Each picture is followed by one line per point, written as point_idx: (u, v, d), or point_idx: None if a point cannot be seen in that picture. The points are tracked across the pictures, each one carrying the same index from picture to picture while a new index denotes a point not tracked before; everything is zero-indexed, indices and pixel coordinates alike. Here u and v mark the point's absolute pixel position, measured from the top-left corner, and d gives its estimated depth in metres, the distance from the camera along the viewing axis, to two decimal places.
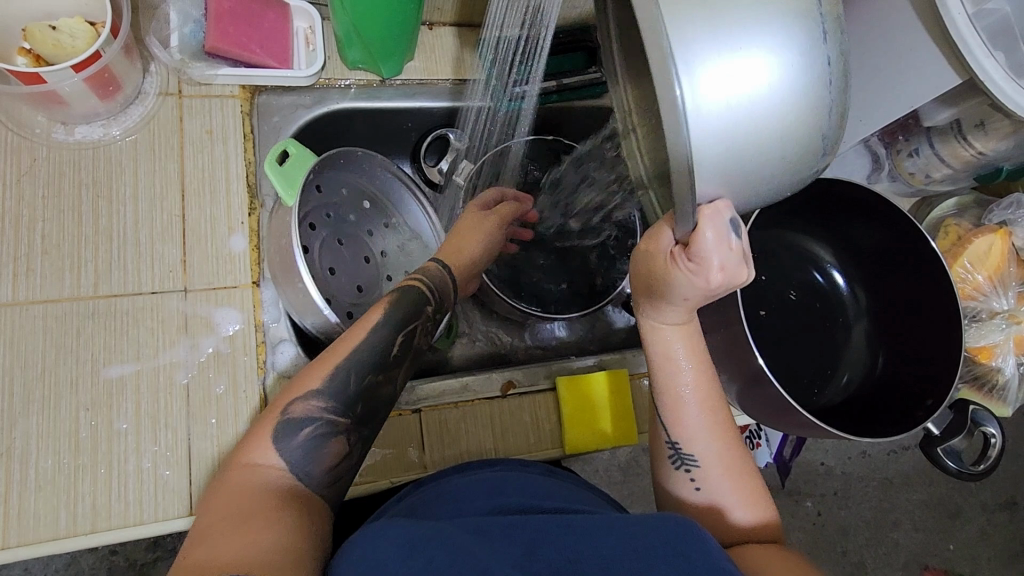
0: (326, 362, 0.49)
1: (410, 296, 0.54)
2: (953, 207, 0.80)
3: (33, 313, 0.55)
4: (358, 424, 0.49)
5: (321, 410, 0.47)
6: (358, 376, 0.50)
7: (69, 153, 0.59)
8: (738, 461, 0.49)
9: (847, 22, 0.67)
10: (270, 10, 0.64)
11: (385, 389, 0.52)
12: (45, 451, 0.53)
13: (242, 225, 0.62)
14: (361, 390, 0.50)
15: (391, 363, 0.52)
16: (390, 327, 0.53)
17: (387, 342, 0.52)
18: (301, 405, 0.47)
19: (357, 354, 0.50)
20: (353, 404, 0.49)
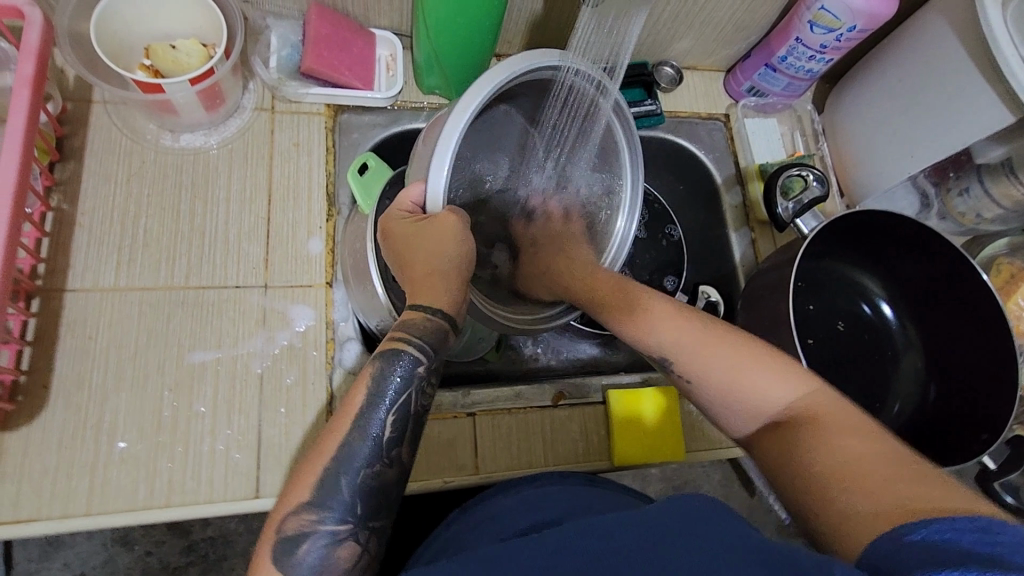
0: (313, 467, 0.43)
1: (398, 367, 0.45)
2: (1004, 247, 0.80)
3: (131, 298, 0.60)
4: (365, 522, 0.43)
5: (315, 522, 0.42)
6: (350, 472, 0.43)
7: (172, 158, 0.65)
8: (744, 354, 0.49)
9: (901, 65, 0.70)
10: (359, 38, 0.70)
11: (389, 476, 0.44)
12: (131, 426, 0.57)
13: (320, 230, 0.67)
14: (358, 487, 0.43)
15: (392, 449, 0.45)
16: (382, 405, 0.45)
17: (382, 420, 0.44)
18: (294, 520, 0.41)
19: (343, 452, 0.43)
20: (354, 506, 0.43)
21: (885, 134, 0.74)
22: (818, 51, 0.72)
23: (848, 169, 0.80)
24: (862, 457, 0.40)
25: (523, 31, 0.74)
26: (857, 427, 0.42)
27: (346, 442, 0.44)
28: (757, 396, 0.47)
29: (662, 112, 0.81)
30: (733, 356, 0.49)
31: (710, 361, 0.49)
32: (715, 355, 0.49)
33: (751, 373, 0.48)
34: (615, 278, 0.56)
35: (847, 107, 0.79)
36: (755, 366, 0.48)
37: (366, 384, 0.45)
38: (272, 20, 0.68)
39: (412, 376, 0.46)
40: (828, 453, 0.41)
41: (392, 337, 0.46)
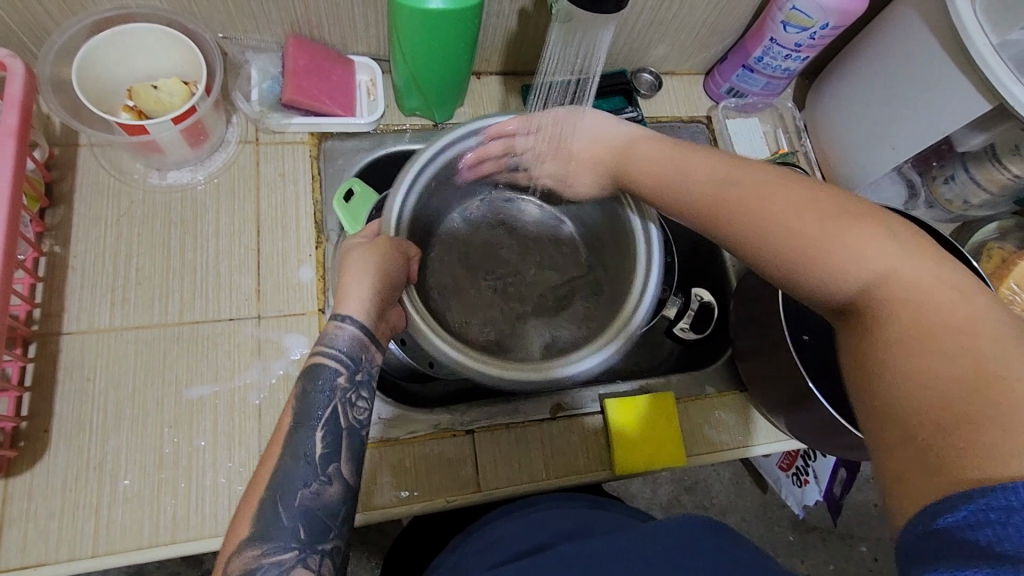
0: (250, 498, 0.45)
1: (319, 379, 0.49)
2: (994, 231, 0.80)
3: (127, 337, 0.61)
4: (312, 545, 0.45)
5: (258, 557, 0.43)
6: (288, 497, 0.45)
7: (161, 196, 0.66)
8: (853, 230, 0.45)
9: (877, 58, 0.71)
10: (338, 66, 0.71)
11: (333, 493, 0.46)
12: (133, 465, 0.57)
13: (310, 258, 0.67)
14: (300, 511, 0.45)
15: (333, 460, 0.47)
16: (311, 424, 0.48)
17: (309, 439, 0.47)
18: (239, 560, 0.42)
19: (280, 477, 0.45)
20: (297, 530, 0.44)
21: (867, 127, 0.74)
22: (793, 49, 0.73)
23: (832, 164, 0.80)
24: (963, 381, 0.37)
25: (500, 48, 0.75)
26: (991, 338, 0.38)
27: (280, 467, 0.46)
28: (840, 269, 0.45)
29: (643, 118, 0.81)
30: (909, 258, 0.43)
31: (865, 258, 0.44)
32: (821, 239, 0.45)
33: (852, 235, 0.44)
34: (807, 199, 0.48)
35: (827, 103, 0.79)
36: (941, 283, 0.42)
37: (293, 407, 0.48)
38: (251, 54, 0.69)
39: (335, 389, 0.50)
40: (913, 365, 0.39)
41: (312, 352, 0.51)
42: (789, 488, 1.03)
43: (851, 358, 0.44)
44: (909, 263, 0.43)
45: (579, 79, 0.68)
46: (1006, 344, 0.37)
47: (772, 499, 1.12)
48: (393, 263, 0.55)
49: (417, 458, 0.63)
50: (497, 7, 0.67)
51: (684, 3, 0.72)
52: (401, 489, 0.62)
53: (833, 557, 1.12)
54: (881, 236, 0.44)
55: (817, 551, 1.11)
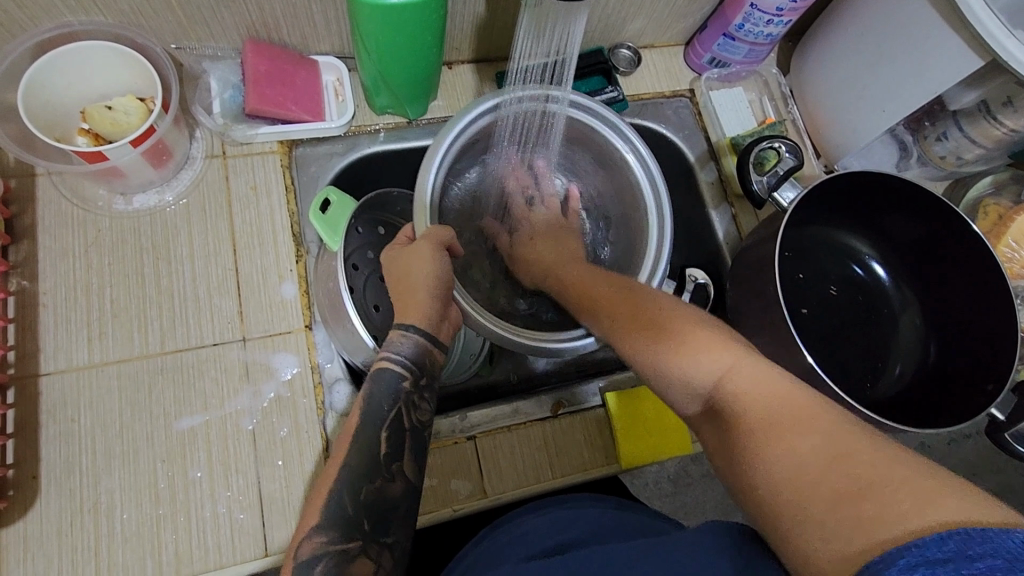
0: (320, 490, 0.46)
1: (385, 383, 0.49)
2: (989, 186, 0.79)
3: (108, 373, 0.59)
4: (374, 537, 0.45)
5: (326, 544, 0.43)
6: (353, 488, 0.45)
7: (128, 221, 0.63)
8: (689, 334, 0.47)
9: (863, 17, 0.68)
10: (302, 69, 0.67)
11: (395, 490, 0.47)
12: (128, 503, 0.56)
13: (291, 273, 0.65)
14: (363, 502, 0.45)
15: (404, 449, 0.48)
16: (377, 421, 0.48)
17: (376, 435, 0.48)
18: (307, 545, 0.43)
19: (344, 474, 0.46)
20: (360, 521, 0.45)
21: (855, 90, 0.71)
22: (775, 14, 0.70)
23: (821, 129, 0.78)
24: (811, 466, 0.36)
25: (469, 37, 0.71)
26: (782, 414, 0.39)
27: (345, 462, 0.47)
28: (684, 382, 0.46)
29: (625, 97, 0.78)
30: (709, 350, 0.45)
31: (672, 346, 0.47)
32: (662, 349, 0.47)
33: (696, 361, 0.45)
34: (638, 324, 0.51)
35: (813, 66, 0.76)
36: (697, 354, 0.45)
37: (362, 404, 0.49)
38: (208, 64, 0.65)
39: (399, 391, 0.49)
40: (768, 467, 0.38)
41: (376, 362, 0.51)
42: None
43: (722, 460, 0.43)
44: (704, 340, 0.46)
45: (557, 61, 0.61)
46: (806, 415, 0.38)
47: None
48: (443, 264, 0.53)
49: None
50: None
51: None
52: None
53: None
54: (676, 317, 0.50)
55: None
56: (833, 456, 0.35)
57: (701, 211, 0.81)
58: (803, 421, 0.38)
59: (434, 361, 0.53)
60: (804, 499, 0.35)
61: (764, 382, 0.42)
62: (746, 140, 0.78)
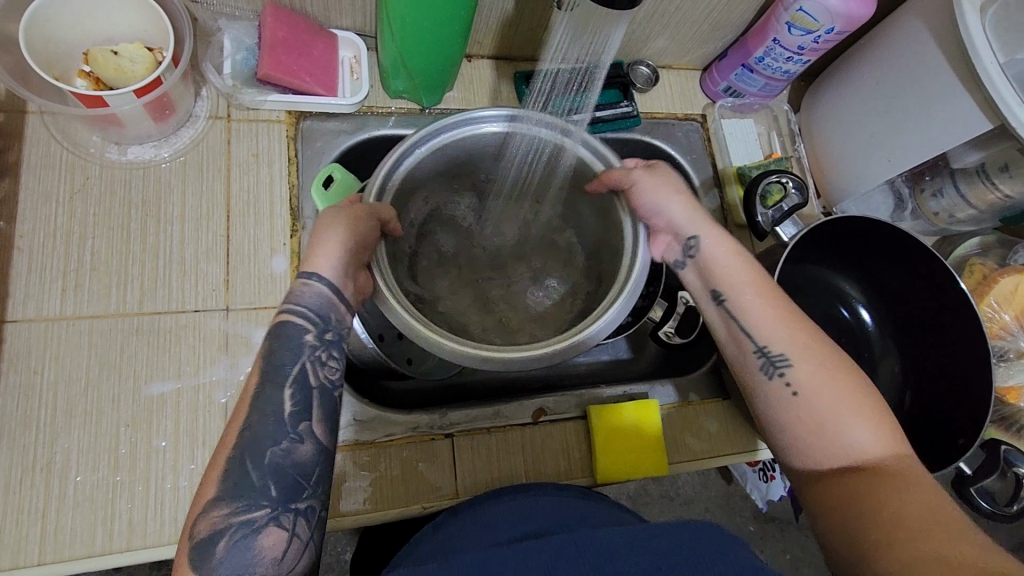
0: (217, 459, 0.43)
1: (291, 337, 0.47)
2: (976, 247, 0.81)
3: (80, 327, 0.56)
4: (285, 504, 0.42)
5: (226, 516, 0.40)
6: (257, 456, 0.42)
7: (120, 172, 0.61)
8: (835, 371, 0.49)
9: (881, 67, 0.69)
10: (320, 41, 0.65)
11: (306, 453, 0.44)
12: (85, 466, 0.53)
13: (283, 247, 0.63)
14: (271, 470, 0.42)
15: (314, 408, 0.46)
16: (280, 383, 0.45)
17: (277, 397, 0.45)
18: (204, 521, 0.40)
19: (250, 432, 0.43)
20: (267, 487, 0.42)
21: (864, 138, 0.73)
22: (796, 52, 0.71)
23: (824, 170, 0.79)
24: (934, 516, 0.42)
25: (494, 32, 0.71)
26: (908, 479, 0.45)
27: (248, 427, 0.43)
28: (815, 419, 0.48)
29: (639, 114, 0.79)
30: (843, 395, 0.48)
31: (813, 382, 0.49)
32: (831, 403, 0.48)
33: (848, 430, 0.47)
34: (812, 347, 0.50)
35: (825, 107, 0.78)
36: (862, 414, 0.48)
37: (262, 364, 0.46)
38: (224, 22, 0.63)
39: (304, 345, 0.47)
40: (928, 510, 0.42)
41: (280, 315, 0.48)
42: (755, 482, 1.04)
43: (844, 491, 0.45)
44: (842, 390, 0.48)
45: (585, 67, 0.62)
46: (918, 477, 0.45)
47: (737, 489, 1.14)
48: (367, 230, 0.51)
49: (390, 460, 0.61)
50: None
51: None
52: (372, 494, 0.59)
53: (793, 548, 1.14)
54: (808, 342, 0.51)
55: (779, 542, 1.13)
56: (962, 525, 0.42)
57: None
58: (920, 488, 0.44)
59: (345, 315, 0.50)
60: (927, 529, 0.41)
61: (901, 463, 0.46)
62: (752, 172, 0.79)
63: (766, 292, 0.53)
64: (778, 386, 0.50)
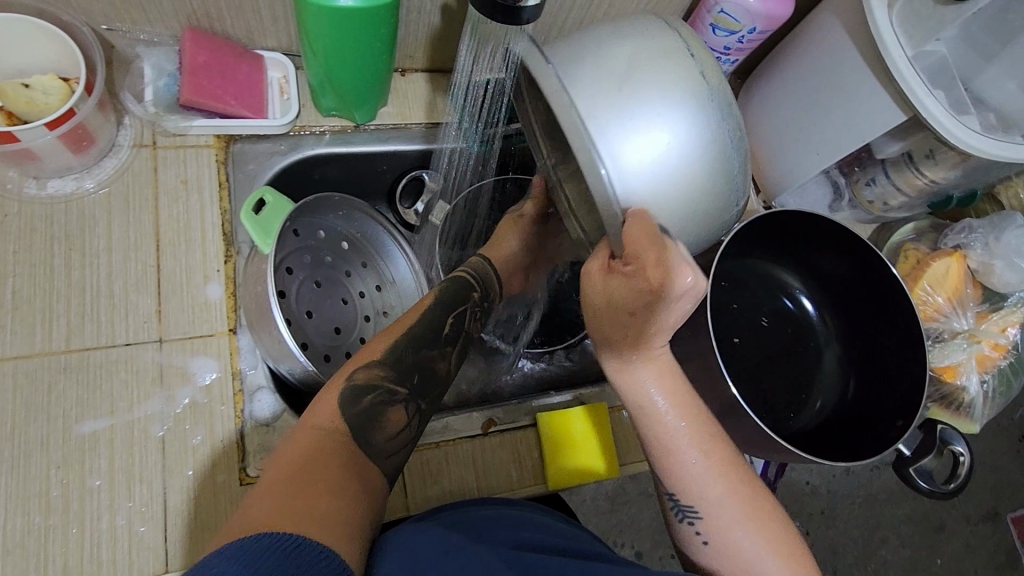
0: (383, 340, 0.54)
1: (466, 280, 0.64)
2: (910, 232, 0.83)
3: (3, 370, 0.54)
4: (417, 399, 0.53)
5: (381, 378, 0.51)
6: (416, 348, 0.55)
7: (42, 207, 0.59)
8: (748, 500, 0.52)
9: (802, 64, 0.71)
10: (245, 63, 0.65)
11: (443, 367, 0.56)
12: (15, 512, 0.52)
13: (218, 273, 0.62)
14: (419, 365, 0.54)
15: (444, 342, 0.57)
16: (445, 307, 0.59)
17: (440, 317, 0.58)
18: (363, 374, 0.50)
19: (414, 333, 0.56)
20: (410, 377, 0.53)
21: (791, 133, 0.74)
22: (722, 52, 0.73)
23: (761, 167, 0.81)
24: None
25: (424, 45, 0.71)
26: None
27: (409, 332, 0.56)
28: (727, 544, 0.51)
29: None
30: (749, 526, 0.51)
31: (719, 514, 0.51)
32: (735, 524, 0.51)
33: (755, 562, 0.50)
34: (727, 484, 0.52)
35: (756, 105, 0.79)
36: (770, 549, 0.50)
37: (437, 292, 0.60)
38: (143, 48, 0.62)
39: (471, 296, 0.62)
40: None
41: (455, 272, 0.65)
42: None
43: None
44: (751, 523, 0.51)
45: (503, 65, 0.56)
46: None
47: None
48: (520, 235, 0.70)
49: None
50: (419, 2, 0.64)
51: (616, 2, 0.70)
52: None
53: None
54: (726, 472, 0.52)
55: None
56: None
57: None
58: None
59: (489, 276, 0.66)
60: None
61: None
62: None
63: (692, 431, 0.52)
64: (688, 532, 0.53)
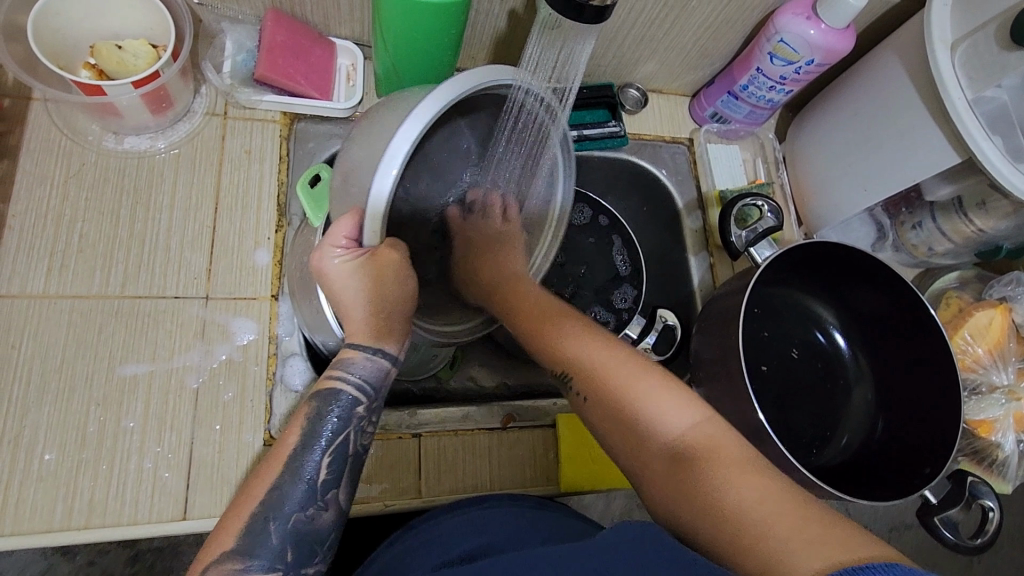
0: (240, 512, 0.43)
1: (334, 404, 0.47)
2: (955, 280, 0.82)
3: (61, 306, 0.58)
4: (297, 567, 0.43)
5: (239, 572, 0.41)
6: (280, 516, 0.43)
7: (115, 160, 0.63)
8: (637, 367, 0.50)
9: (859, 99, 0.71)
10: (318, 48, 0.68)
11: (325, 519, 0.45)
12: (53, 441, 0.54)
13: (267, 241, 0.65)
14: (290, 532, 0.43)
15: (324, 491, 0.45)
16: (315, 446, 0.46)
17: (313, 463, 0.45)
18: (217, 570, 0.41)
19: (275, 495, 0.44)
20: (283, 551, 0.43)
21: (841, 166, 0.74)
22: (778, 81, 0.73)
23: (806, 200, 0.81)
24: (762, 502, 0.40)
25: (487, 47, 0.73)
26: (736, 455, 0.44)
27: (277, 484, 0.44)
28: (655, 420, 0.47)
29: (625, 134, 0.81)
30: (650, 389, 0.48)
31: (610, 378, 0.49)
32: (628, 390, 0.48)
33: (661, 417, 0.47)
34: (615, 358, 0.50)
35: (806, 138, 0.80)
36: (665, 395, 0.48)
37: (301, 425, 0.46)
38: (227, 25, 0.66)
39: (351, 416, 0.47)
40: (737, 496, 0.41)
41: (319, 381, 0.48)
42: None
43: (669, 493, 0.45)
44: (637, 383, 0.49)
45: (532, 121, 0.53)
46: (751, 463, 0.43)
47: None
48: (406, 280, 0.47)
49: None
50: (487, 6, 0.66)
51: (677, 23, 0.72)
52: None
53: None
54: (610, 346, 0.52)
55: None
56: (789, 499, 0.40)
57: (681, 256, 0.83)
58: (740, 467, 0.43)
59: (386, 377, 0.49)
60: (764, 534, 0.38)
61: (722, 438, 0.45)
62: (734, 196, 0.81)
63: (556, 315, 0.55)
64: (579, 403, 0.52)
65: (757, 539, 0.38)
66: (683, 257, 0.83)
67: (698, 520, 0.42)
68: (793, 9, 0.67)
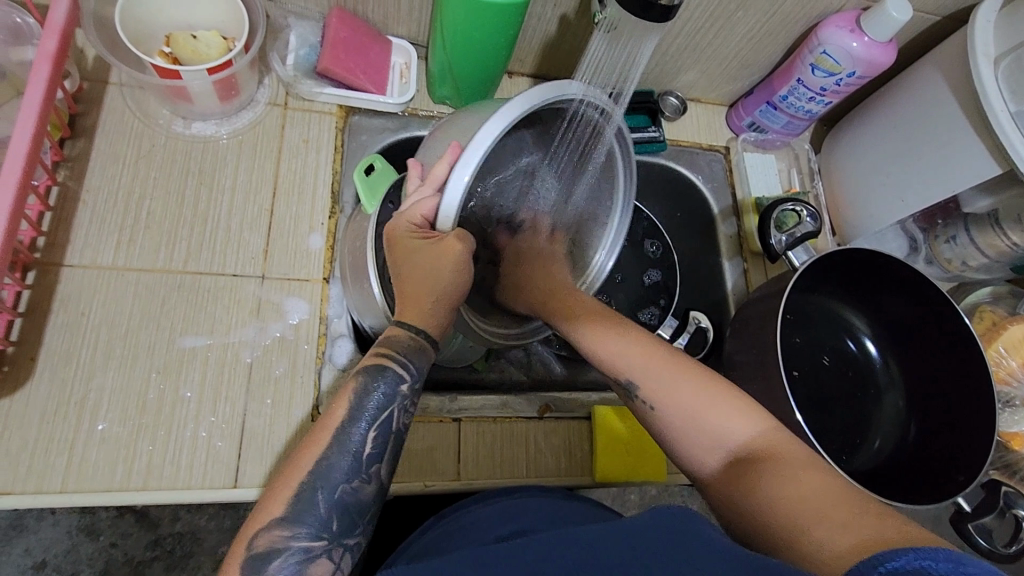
0: (288, 480, 0.44)
1: (381, 381, 0.47)
2: (987, 295, 0.82)
3: (128, 278, 0.60)
4: (339, 538, 0.43)
5: (286, 539, 0.41)
6: (328, 486, 0.43)
7: (182, 144, 0.66)
8: (697, 376, 0.51)
9: (898, 112, 0.73)
10: (376, 45, 0.71)
11: (368, 493, 0.45)
12: (115, 405, 0.57)
13: (321, 226, 0.67)
14: (336, 502, 0.44)
15: (369, 465, 0.45)
16: (362, 420, 0.46)
17: (360, 437, 0.45)
18: (266, 537, 0.41)
19: (322, 465, 0.44)
20: (329, 522, 0.43)
21: (878, 177, 0.76)
22: (818, 93, 0.75)
23: (840, 210, 0.82)
24: (820, 496, 0.40)
25: (536, 51, 0.76)
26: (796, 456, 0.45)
27: (324, 456, 0.44)
28: (713, 432, 0.48)
29: (664, 140, 0.83)
30: (710, 397, 0.49)
31: (670, 390, 0.51)
32: (690, 399, 0.50)
33: (723, 425, 0.48)
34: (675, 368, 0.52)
35: (843, 149, 0.81)
36: (726, 405, 0.49)
37: (350, 399, 0.47)
38: (293, 19, 0.69)
39: (397, 394, 0.48)
40: (795, 492, 0.41)
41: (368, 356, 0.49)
42: None
43: (732, 497, 0.45)
44: (699, 391, 0.50)
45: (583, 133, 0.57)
46: (810, 460, 0.44)
47: None
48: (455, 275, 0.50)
49: None
50: (540, 10, 0.69)
51: (721, 32, 0.74)
52: None
53: None
54: (668, 357, 0.54)
55: None
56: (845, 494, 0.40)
57: (715, 261, 0.85)
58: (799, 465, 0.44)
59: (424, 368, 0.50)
60: (821, 521, 0.39)
61: (785, 443, 0.46)
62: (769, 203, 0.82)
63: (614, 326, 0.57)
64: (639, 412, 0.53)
65: (806, 530, 0.39)
66: (716, 261, 0.85)
67: (754, 517, 0.43)
68: (837, 22, 0.69)
